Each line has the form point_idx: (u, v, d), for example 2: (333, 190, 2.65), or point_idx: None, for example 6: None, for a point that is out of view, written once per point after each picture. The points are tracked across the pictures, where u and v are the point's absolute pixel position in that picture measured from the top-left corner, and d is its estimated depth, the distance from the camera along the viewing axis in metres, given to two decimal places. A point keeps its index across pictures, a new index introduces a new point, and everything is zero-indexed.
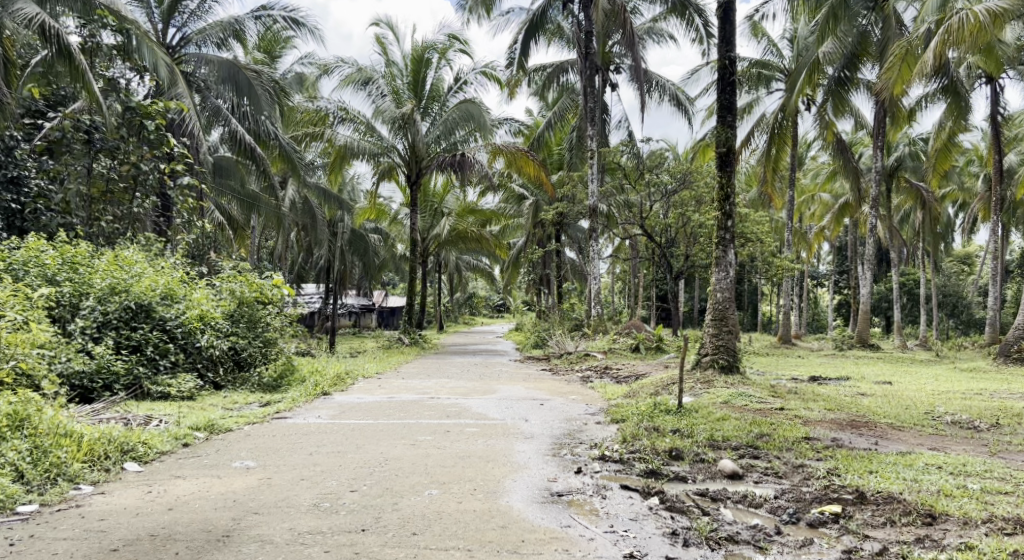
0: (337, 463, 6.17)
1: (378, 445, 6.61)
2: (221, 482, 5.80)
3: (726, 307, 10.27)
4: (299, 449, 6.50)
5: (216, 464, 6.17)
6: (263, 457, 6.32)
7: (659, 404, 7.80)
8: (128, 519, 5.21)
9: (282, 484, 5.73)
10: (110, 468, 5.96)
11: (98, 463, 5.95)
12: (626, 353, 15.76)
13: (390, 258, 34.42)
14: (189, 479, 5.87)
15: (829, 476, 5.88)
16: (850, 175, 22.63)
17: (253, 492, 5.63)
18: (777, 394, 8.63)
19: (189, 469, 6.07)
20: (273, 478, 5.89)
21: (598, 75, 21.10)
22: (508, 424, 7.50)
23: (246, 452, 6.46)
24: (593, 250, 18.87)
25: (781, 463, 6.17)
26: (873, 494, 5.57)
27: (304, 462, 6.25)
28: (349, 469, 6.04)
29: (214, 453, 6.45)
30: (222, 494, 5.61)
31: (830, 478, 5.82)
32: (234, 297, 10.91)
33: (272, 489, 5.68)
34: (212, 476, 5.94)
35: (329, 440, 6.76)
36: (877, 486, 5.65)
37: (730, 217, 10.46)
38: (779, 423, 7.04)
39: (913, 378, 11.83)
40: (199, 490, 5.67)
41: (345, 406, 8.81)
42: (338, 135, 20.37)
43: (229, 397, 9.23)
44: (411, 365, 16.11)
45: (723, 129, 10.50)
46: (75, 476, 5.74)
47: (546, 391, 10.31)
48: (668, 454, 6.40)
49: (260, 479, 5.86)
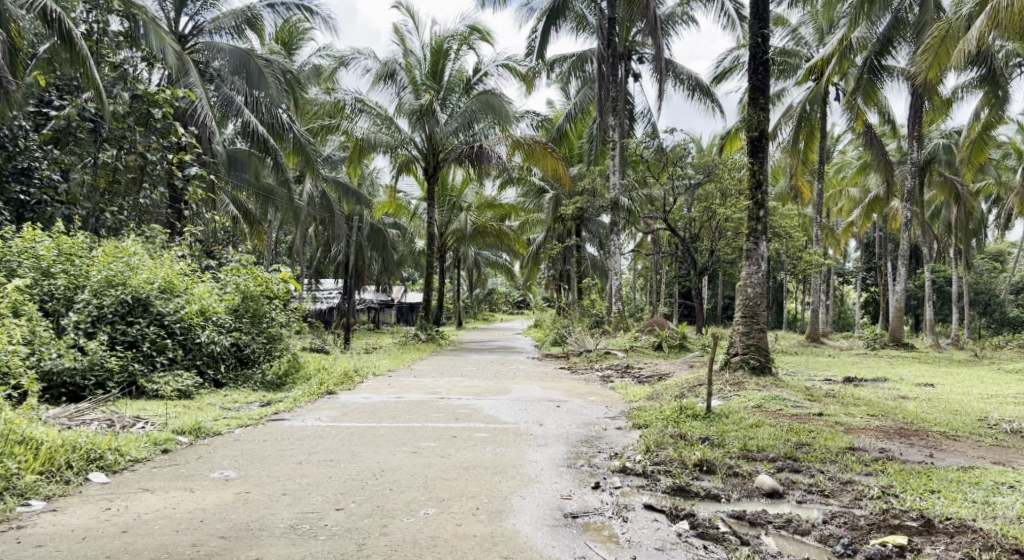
0: (327, 475, 5.63)
1: (375, 453, 6.07)
2: (193, 497, 5.28)
3: (757, 304, 9.62)
4: (287, 458, 5.98)
5: (193, 475, 5.66)
6: (245, 466, 5.79)
7: (684, 409, 7.20)
8: (70, 546, 4.73)
9: (259, 501, 5.22)
10: (70, 480, 5.46)
11: (56, 474, 5.46)
12: (648, 351, 15.17)
13: (408, 253, 34.00)
14: (157, 493, 5.36)
15: (885, 497, 5.26)
16: (882, 169, 21.75)
17: (226, 510, 5.13)
18: (813, 398, 7.98)
19: (160, 480, 5.56)
20: (251, 492, 5.37)
21: (621, 64, 20.45)
22: (519, 429, 6.93)
23: (229, 460, 5.95)
24: (615, 245, 18.24)
25: (826, 480, 5.56)
26: (941, 522, 4.96)
27: (291, 473, 5.73)
28: (339, 482, 5.51)
29: (194, 461, 5.94)
30: (189, 512, 5.10)
31: (887, 500, 5.21)
32: (239, 290, 10.40)
33: (247, 506, 5.17)
34: (184, 489, 5.42)
35: (323, 447, 6.23)
36: (944, 511, 5.04)
37: (763, 207, 9.82)
38: (821, 431, 6.41)
39: (956, 380, 11.15)
40: (165, 507, 5.17)
41: (349, 407, 8.28)
42: (355, 127, 19.85)
43: (226, 397, 8.74)
44: (426, 363, 15.58)
45: (755, 112, 9.85)
46: (27, 491, 5.24)
47: (564, 392, 9.75)
48: (697, 467, 5.80)
49: (237, 494, 5.34)
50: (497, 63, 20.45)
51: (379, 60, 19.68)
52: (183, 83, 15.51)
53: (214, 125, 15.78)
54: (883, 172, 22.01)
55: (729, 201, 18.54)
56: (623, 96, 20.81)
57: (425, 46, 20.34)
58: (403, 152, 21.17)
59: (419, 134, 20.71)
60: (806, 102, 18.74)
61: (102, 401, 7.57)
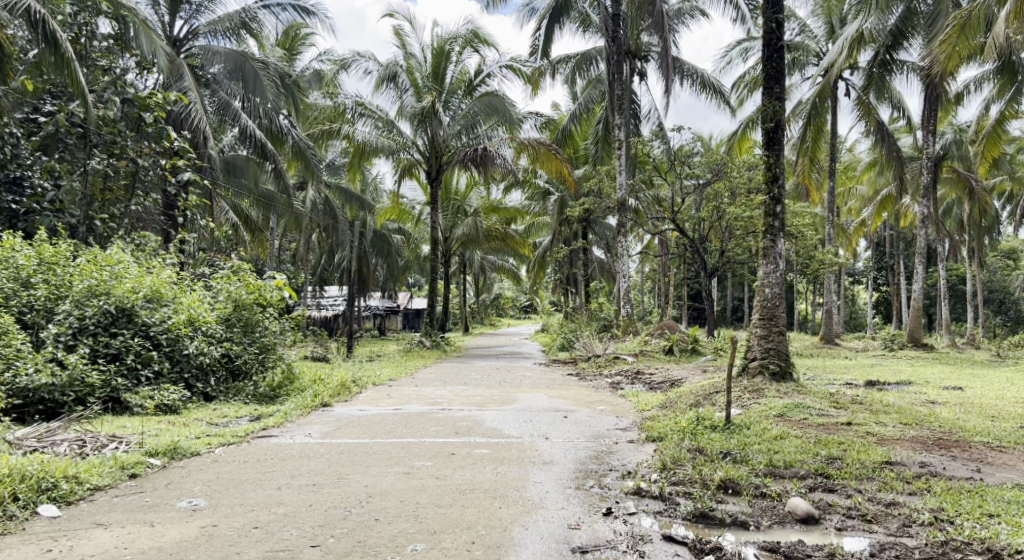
0: (307, 503, 5.14)
1: (364, 475, 5.58)
2: (153, 533, 4.80)
3: (776, 306, 9.12)
4: (266, 482, 5.49)
5: (158, 505, 5.18)
6: (217, 494, 5.31)
7: (701, 419, 6.68)
8: None
9: (226, 537, 4.73)
10: (16, 515, 4.97)
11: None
12: (659, 356, 14.63)
13: (413, 259, 33.56)
14: (111, 530, 4.88)
15: (936, 524, 4.75)
16: (896, 165, 21.12)
17: (188, 548, 4.65)
18: (840, 405, 7.46)
19: (118, 512, 5.08)
20: (219, 526, 4.89)
21: (628, 62, 19.94)
22: (522, 444, 6.42)
23: (200, 486, 5.46)
24: (622, 247, 17.70)
25: (865, 501, 5.04)
26: (1010, 555, 4.44)
27: (268, 500, 5.24)
28: (320, 512, 5.02)
29: (162, 487, 5.45)
30: (144, 553, 4.62)
31: (941, 529, 4.69)
32: (231, 298, 9.95)
33: (211, 544, 4.69)
34: (144, 523, 4.95)
35: (307, 468, 5.74)
36: (1010, 541, 4.52)
37: (780, 202, 9.30)
38: (853, 442, 5.90)
39: (984, 383, 10.61)
40: (119, 546, 4.69)
41: (343, 421, 7.78)
42: (356, 131, 19.39)
43: (214, 412, 8.27)
44: (430, 370, 15.08)
45: (769, 102, 9.34)
46: None
47: (573, 400, 9.24)
48: (721, 487, 5.29)
49: (202, 528, 4.86)
50: (501, 64, 19.99)
51: (380, 64, 19.29)
52: (176, 87, 15.05)
53: (208, 131, 15.34)
54: (895, 169, 21.41)
55: (740, 200, 17.94)
56: (629, 95, 20.33)
57: (426, 48, 19.90)
58: (405, 156, 20.73)
59: (421, 137, 20.27)
60: (815, 98, 18.21)
61: (76, 419, 7.11)
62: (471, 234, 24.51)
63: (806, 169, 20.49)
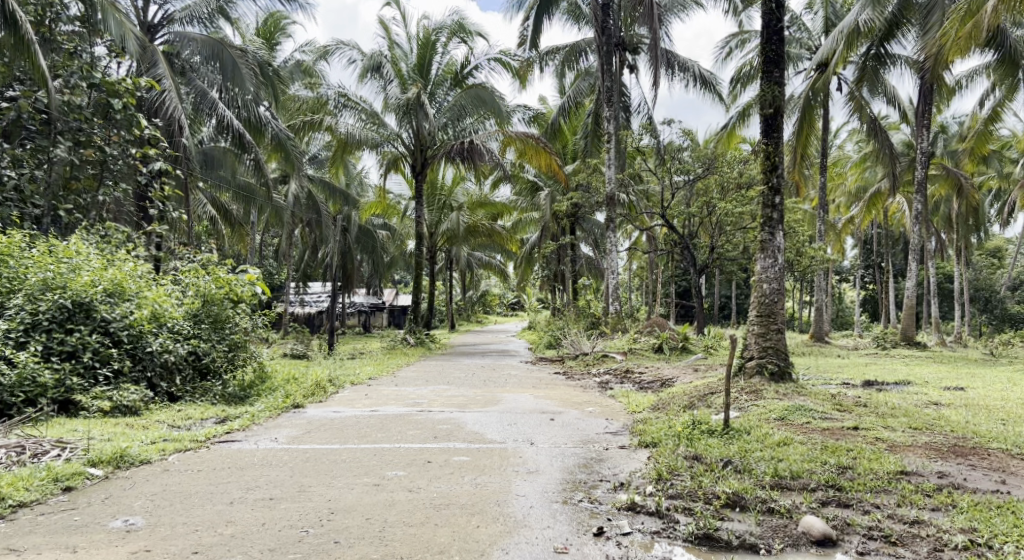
0: (261, 522, 4.65)
1: (327, 488, 5.08)
2: None
3: (775, 302, 8.71)
4: (218, 496, 5.00)
5: (88, 524, 4.68)
6: (158, 511, 4.80)
7: (697, 423, 6.23)
8: None
9: None
10: None
11: None
12: (648, 354, 14.20)
13: (398, 255, 33.03)
14: (28, 556, 4.37)
15: (968, 551, 4.32)
16: (888, 161, 20.73)
17: None
18: (843, 408, 7.01)
19: (41, 535, 4.58)
20: (153, 551, 4.39)
21: (618, 54, 19.46)
22: (504, 451, 5.94)
23: (142, 501, 4.96)
24: (610, 242, 17.22)
25: (886, 520, 4.62)
26: None
27: (216, 517, 4.75)
28: (273, 534, 4.53)
29: (97, 503, 4.95)
30: None
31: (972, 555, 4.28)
32: (198, 293, 9.41)
33: None
34: (68, 547, 4.44)
35: (265, 479, 5.24)
36: None
37: (779, 194, 8.89)
38: (863, 449, 5.47)
39: (985, 383, 10.22)
40: None
41: (314, 424, 7.28)
42: (339, 123, 18.79)
43: (176, 414, 7.74)
44: (412, 369, 14.58)
45: (769, 87, 8.91)
46: None
47: (560, 401, 8.79)
48: (726, 503, 4.84)
49: (134, 554, 4.36)
50: (489, 56, 19.49)
51: (364, 53, 18.72)
52: (151, 73, 14.43)
53: (183, 120, 14.73)
54: (887, 164, 21.00)
55: (731, 195, 17.50)
56: (619, 87, 19.87)
57: (412, 38, 19.38)
58: (389, 149, 20.20)
59: (406, 130, 19.71)
60: (809, 91, 17.79)
61: (22, 423, 6.61)
62: (456, 230, 23.98)
63: (797, 165, 20.10)
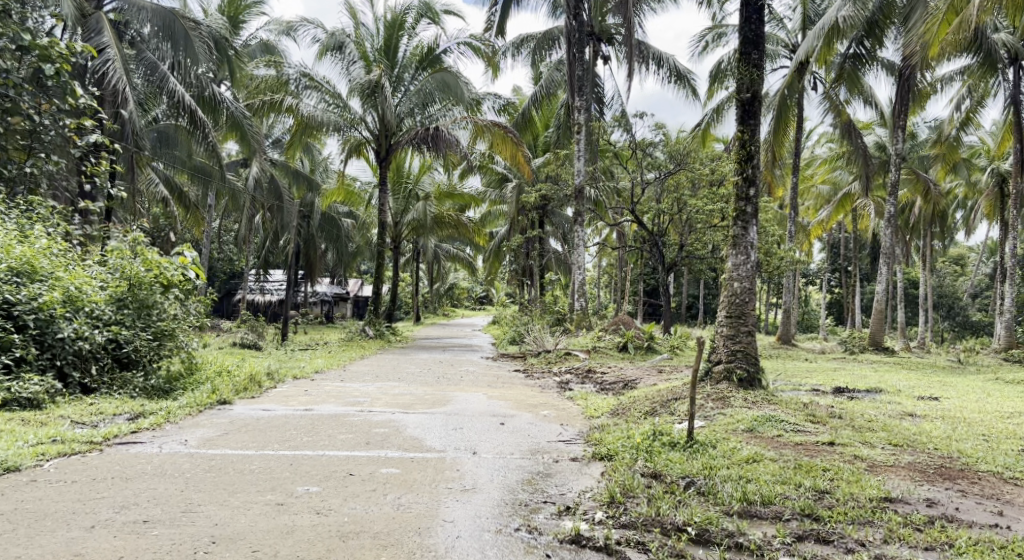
0: (129, 552, 3.98)
1: (220, 508, 4.41)
2: None
3: (746, 302, 8.14)
4: (87, 517, 4.31)
5: None
6: (8, 536, 4.11)
7: (658, 434, 5.63)
8: None
9: None
10: None
11: None
12: (612, 353, 13.66)
13: (363, 245, 32.20)
14: None
15: None
16: (862, 163, 20.30)
17: None
18: (817, 420, 6.45)
19: None
20: None
21: (591, 45, 18.85)
22: (440, 462, 5.28)
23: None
24: (578, 237, 16.58)
25: None
26: None
27: (76, 545, 4.06)
28: None
29: None
30: None
31: None
32: (123, 275, 8.56)
33: None
34: None
35: (151, 495, 4.55)
36: None
37: (755, 186, 8.32)
38: (841, 470, 4.91)
39: (957, 392, 9.83)
40: None
41: (236, 424, 6.57)
42: (301, 105, 17.84)
43: (82, 408, 6.98)
44: (365, 362, 13.88)
45: (747, 69, 8.34)
46: None
47: (512, 403, 8.13)
48: (687, 540, 4.24)
49: None
50: (458, 40, 18.76)
51: (326, 31, 17.92)
52: (96, 42, 13.48)
53: (128, 92, 13.79)
54: (861, 166, 20.57)
55: (702, 193, 16.90)
56: (592, 79, 19.27)
57: (378, 19, 18.55)
58: (354, 133, 19.36)
59: (371, 114, 18.86)
60: (785, 89, 17.31)
61: None
62: (420, 221, 23.09)
63: (772, 164, 19.61)
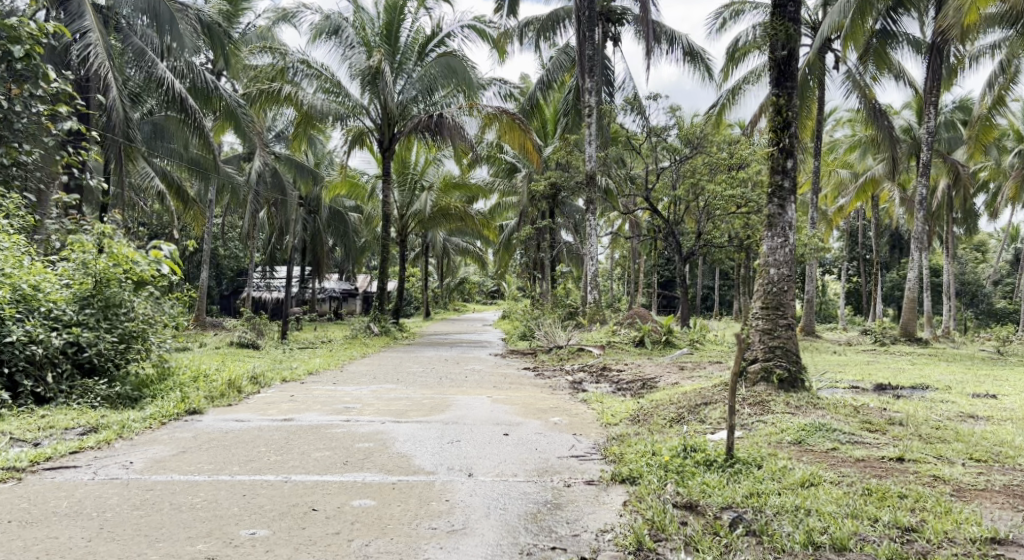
0: None
1: None
2: None
3: (783, 291, 7.20)
4: None
5: None
6: None
7: (690, 451, 4.75)
8: None
9: None
10: None
11: None
12: (627, 348, 12.74)
13: (369, 240, 31.34)
14: None
15: None
16: (890, 145, 19.10)
17: None
18: (874, 427, 5.52)
19: None
20: None
21: (600, 26, 17.84)
22: (428, 488, 4.49)
23: None
24: (590, 226, 15.58)
25: None
26: None
27: None
28: None
29: None
30: None
31: None
32: (88, 271, 7.67)
33: None
34: None
35: (53, 548, 3.82)
36: None
37: (791, 162, 7.38)
38: (923, 497, 4.12)
39: (1014, 388, 8.84)
40: None
41: (198, 439, 5.73)
42: (300, 94, 16.81)
43: (29, 422, 6.11)
44: (363, 361, 13.02)
45: (780, 23, 7.41)
46: None
47: (518, 407, 7.26)
48: None
49: None
50: (462, 23, 17.79)
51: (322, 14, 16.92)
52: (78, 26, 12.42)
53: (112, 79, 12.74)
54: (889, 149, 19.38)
55: (721, 177, 15.85)
56: (602, 62, 18.26)
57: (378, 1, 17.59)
58: (354, 122, 18.35)
59: (373, 102, 17.83)
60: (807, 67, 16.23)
61: None
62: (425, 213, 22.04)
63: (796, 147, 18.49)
